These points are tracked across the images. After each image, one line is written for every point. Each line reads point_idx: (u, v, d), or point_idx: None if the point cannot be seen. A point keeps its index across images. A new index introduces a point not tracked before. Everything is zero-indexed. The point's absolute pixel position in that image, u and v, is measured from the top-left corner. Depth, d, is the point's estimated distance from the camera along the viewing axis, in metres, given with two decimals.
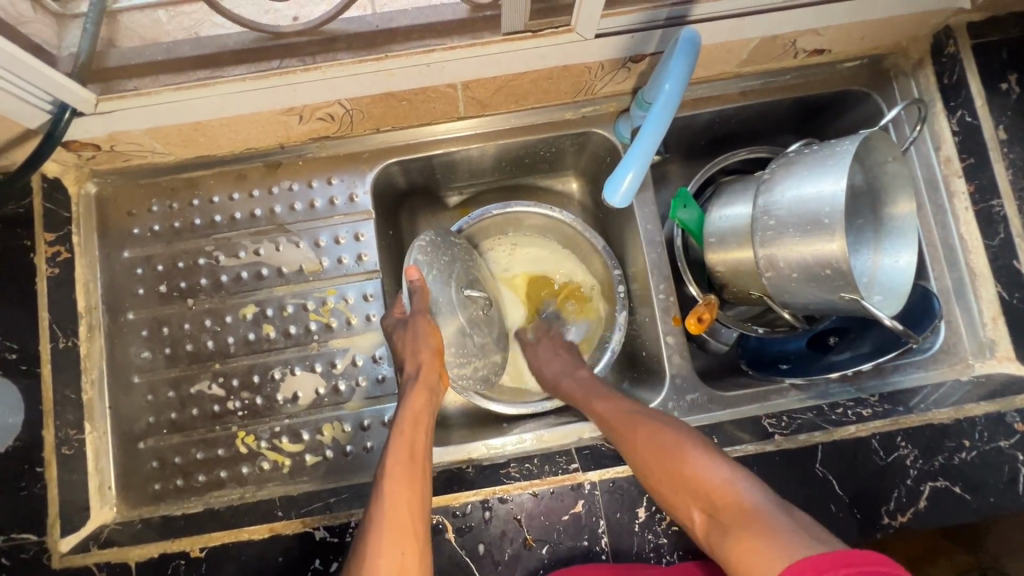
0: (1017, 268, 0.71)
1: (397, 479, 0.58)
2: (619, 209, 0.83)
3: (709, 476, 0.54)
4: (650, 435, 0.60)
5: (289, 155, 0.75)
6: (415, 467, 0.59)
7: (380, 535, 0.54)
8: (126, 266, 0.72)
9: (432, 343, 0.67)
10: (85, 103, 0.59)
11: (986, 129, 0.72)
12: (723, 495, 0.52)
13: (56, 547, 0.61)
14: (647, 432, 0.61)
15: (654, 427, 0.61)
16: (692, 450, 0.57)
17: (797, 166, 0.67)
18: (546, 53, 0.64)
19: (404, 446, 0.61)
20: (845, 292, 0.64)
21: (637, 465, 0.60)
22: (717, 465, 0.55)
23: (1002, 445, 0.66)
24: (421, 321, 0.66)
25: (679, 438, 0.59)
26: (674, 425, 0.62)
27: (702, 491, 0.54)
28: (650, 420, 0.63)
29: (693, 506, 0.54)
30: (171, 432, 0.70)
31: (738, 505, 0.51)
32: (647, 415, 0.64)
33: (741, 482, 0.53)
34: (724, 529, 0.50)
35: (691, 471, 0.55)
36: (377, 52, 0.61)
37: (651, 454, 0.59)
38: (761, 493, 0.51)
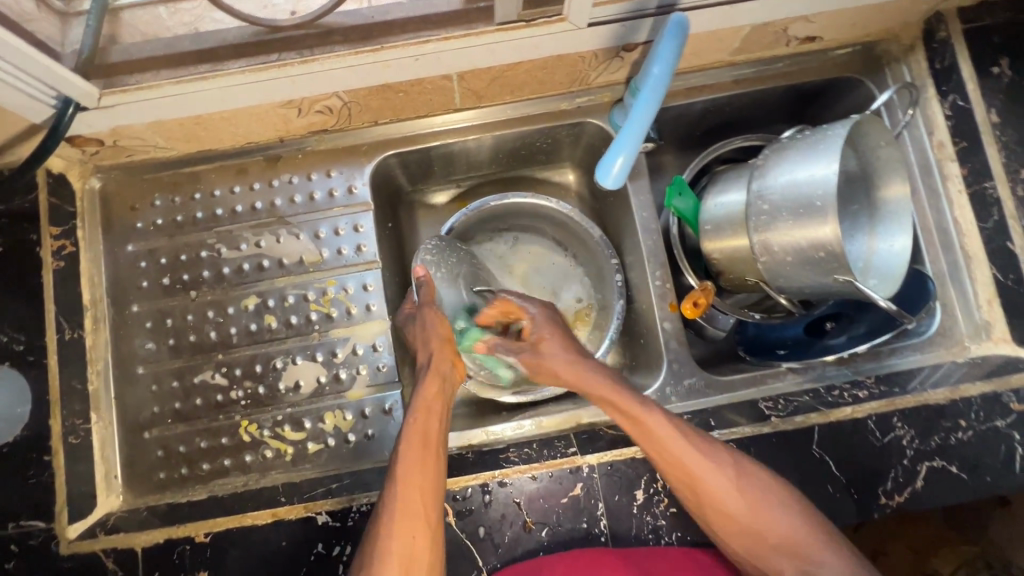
0: (1011, 250, 0.71)
1: (409, 466, 0.58)
2: (615, 198, 0.83)
3: (798, 536, 0.57)
4: (727, 482, 0.59)
5: (288, 149, 0.76)
6: (427, 456, 0.59)
7: (392, 521, 0.55)
8: (129, 260, 0.74)
9: (444, 331, 0.68)
10: (87, 96, 0.60)
11: (978, 113, 0.72)
12: (816, 559, 0.56)
13: (64, 533, 0.62)
14: (726, 481, 0.59)
15: (733, 475, 0.59)
16: (779, 504, 0.58)
17: (790, 151, 0.68)
18: (540, 43, 0.65)
19: (416, 432, 0.60)
20: (838, 275, 0.65)
21: (713, 516, 0.59)
22: (799, 517, 0.58)
23: (999, 425, 0.66)
24: (430, 311, 0.68)
25: (763, 487, 0.59)
26: (744, 462, 0.61)
27: (792, 550, 0.57)
28: (723, 461, 0.60)
29: (776, 558, 0.58)
30: (175, 421, 0.71)
31: (833, 573, 0.55)
32: (711, 448, 0.60)
33: (826, 543, 0.57)
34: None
35: (782, 531, 0.57)
36: (373, 44, 0.62)
37: (736, 509, 0.58)
38: (847, 554, 0.56)
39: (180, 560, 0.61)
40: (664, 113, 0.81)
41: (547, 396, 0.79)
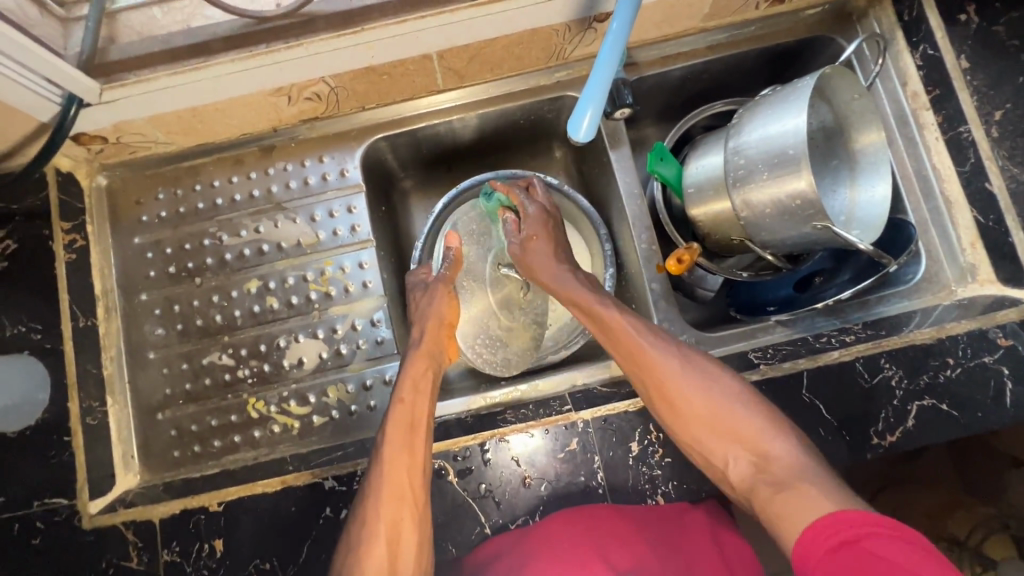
0: (988, 191, 0.71)
1: (397, 447, 0.62)
2: (601, 169, 0.85)
3: (750, 425, 0.61)
4: (679, 370, 0.64)
5: (282, 138, 0.80)
6: (415, 440, 0.63)
7: (382, 495, 0.60)
8: (137, 251, 0.77)
9: (445, 313, 0.74)
10: (90, 92, 0.64)
11: (948, 60, 0.74)
12: (766, 448, 0.60)
13: (86, 509, 0.65)
14: (680, 372, 0.64)
15: (688, 366, 0.64)
16: (731, 395, 0.63)
17: (763, 107, 0.70)
18: (513, 18, 0.68)
19: (404, 413, 0.64)
20: (816, 222, 0.66)
21: (670, 410, 0.63)
22: (751, 409, 0.62)
23: (987, 361, 0.67)
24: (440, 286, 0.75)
25: (718, 382, 0.64)
26: (701, 358, 0.66)
27: (745, 441, 0.61)
28: (677, 355, 0.65)
29: (729, 449, 0.61)
30: (186, 402, 0.74)
31: (779, 459, 0.58)
32: (666, 345, 0.66)
33: (777, 433, 0.60)
34: (765, 480, 0.58)
35: (732, 420, 0.61)
36: (353, 26, 0.65)
37: (692, 401, 0.62)
38: (797, 446, 0.59)
39: (195, 529, 0.64)
40: (642, 83, 0.84)
41: (545, 363, 0.81)
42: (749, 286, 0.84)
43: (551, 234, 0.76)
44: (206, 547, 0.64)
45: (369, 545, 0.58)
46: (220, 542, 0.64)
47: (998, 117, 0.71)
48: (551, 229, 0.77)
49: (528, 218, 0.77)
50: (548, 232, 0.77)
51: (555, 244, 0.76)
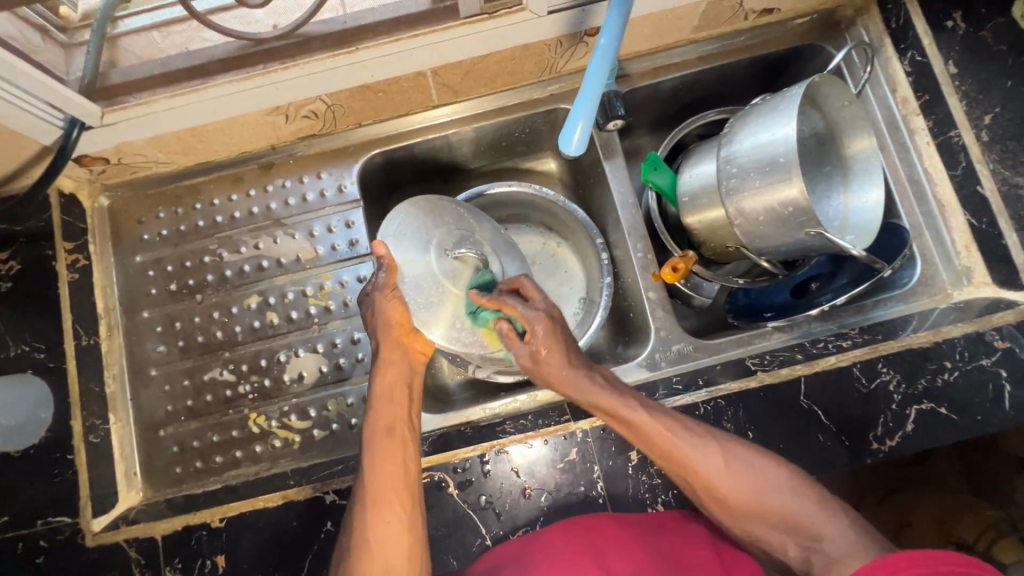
0: (981, 194, 0.72)
1: (380, 455, 0.60)
2: (595, 180, 0.86)
3: (801, 513, 0.59)
4: (720, 468, 0.60)
5: (280, 155, 0.81)
6: (399, 445, 0.61)
7: (370, 506, 0.59)
8: (138, 269, 0.78)
9: (399, 317, 0.64)
10: (91, 115, 0.65)
11: (936, 66, 0.75)
12: (819, 533, 0.58)
13: (89, 527, 0.65)
14: (720, 468, 0.60)
15: (728, 460, 0.61)
16: (778, 483, 0.60)
17: (753, 116, 0.71)
18: (505, 34, 0.69)
19: (381, 422, 0.62)
20: (809, 228, 0.67)
21: (721, 508, 0.62)
22: (802, 493, 0.60)
23: (984, 363, 0.67)
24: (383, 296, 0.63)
25: (763, 470, 0.60)
26: (743, 447, 0.62)
27: (797, 528, 0.59)
28: (719, 451, 0.61)
29: (785, 537, 0.60)
30: (188, 418, 0.75)
31: (833, 542, 0.57)
32: (703, 440, 0.62)
33: (829, 518, 0.58)
34: (819, 564, 0.57)
35: (785, 510, 0.59)
36: (349, 46, 0.66)
37: (741, 495, 0.60)
38: (850, 527, 0.58)
39: (197, 545, 0.64)
40: (634, 95, 0.85)
41: None
42: (746, 292, 0.84)
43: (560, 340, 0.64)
44: (208, 564, 0.64)
45: (360, 561, 0.57)
46: (222, 558, 0.64)
47: (988, 121, 0.72)
48: (561, 335, 0.64)
49: (534, 331, 0.63)
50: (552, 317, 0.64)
51: (570, 350, 0.65)
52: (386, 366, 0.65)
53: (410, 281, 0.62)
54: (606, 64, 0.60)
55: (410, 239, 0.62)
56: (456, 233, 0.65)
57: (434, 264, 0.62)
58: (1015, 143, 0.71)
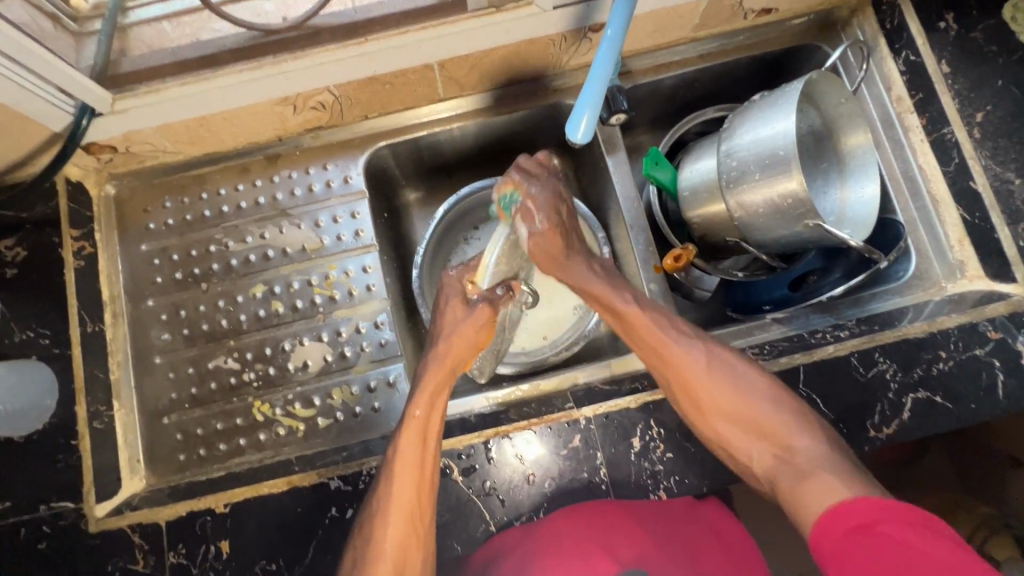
0: (974, 189, 0.74)
1: (407, 461, 0.60)
2: (598, 174, 0.87)
3: (777, 422, 0.62)
4: (704, 368, 0.66)
5: (287, 147, 0.82)
6: (424, 453, 0.61)
7: (389, 514, 0.59)
8: (144, 258, 0.79)
9: (478, 337, 0.71)
10: (102, 102, 0.66)
11: (930, 65, 0.77)
12: (790, 443, 0.61)
13: (93, 512, 0.65)
14: (704, 367, 0.66)
15: (710, 365, 0.66)
16: (759, 391, 0.64)
17: (753, 111, 0.72)
18: (511, 27, 0.70)
19: (416, 423, 0.62)
20: (808, 220, 0.69)
21: (703, 418, 0.64)
22: (781, 404, 0.63)
23: (978, 353, 0.69)
24: (484, 310, 0.71)
25: (744, 376, 0.65)
26: (725, 354, 0.67)
27: (771, 435, 0.63)
28: (703, 352, 0.66)
29: (754, 444, 0.63)
30: (192, 406, 0.75)
31: (804, 453, 0.60)
32: (690, 338, 0.68)
33: (803, 433, 0.61)
34: (787, 471, 0.60)
35: (759, 418, 0.63)
36: (358, 37, 0.67)
37: (717, 399, 0.64)
38: (822, 440, 0.60)
39: (202, 531, 0.64)
40: (636, 91, 0.86)
41: (546, 363, 0.81)
42: (745, 286, 0.86)
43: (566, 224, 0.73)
44: (212, 549, 0.64)
45: (371, 564, 0.57)
46: (227, 544, 0.64)
47: (980, 119, 0.74)
48: (564, 216, 0.72)
49: (542, 210, 0.70)
50: (561, 227, 0.72)
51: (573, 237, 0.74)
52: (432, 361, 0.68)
53: (488, 264, 0.73)
54: (610, 57, 0.62)
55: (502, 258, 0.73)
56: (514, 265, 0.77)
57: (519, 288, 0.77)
58: (1005, 140, 0.73)
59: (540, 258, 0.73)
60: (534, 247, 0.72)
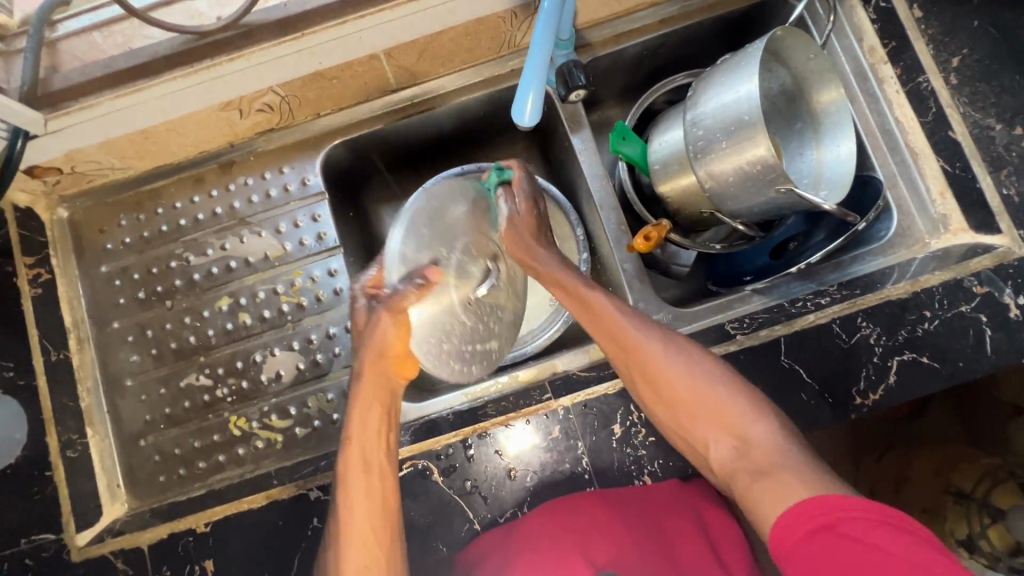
0: (953, 139, 0.71)
1: (356, 492, 0.58)
2: (565, 154, 0.84)
3: (730, 407, 0.60)
4: (663, 351, 0.63)
5: (240, 153, 0.79)
6: (371, 478, 0.59)
7: (341, 555, 0.56)
8: (105, 280, 0.77)
9: (390, 344, 0.60)
10: (34, 123, 0.63)
11: (901, 12, 0.74)
12: (746, 432, 0.59)
13: (74, 542, 0.65)
14: (661, 350, 0.63)
15: (671, 349, 0.63)
16: (713, 377, 0.61)
17: (716, 77, 0.69)
18: (455, 8, 0.67)
19: (354, 455, 0.59)
20: (779, 185, 0.66)
21: (655, 399, 0.62)
22: (740, 393, 0.61)
23: (964, 310, 0.67)
24: (386, 318, 0.59)
25: (707, 366, 0.62)
26: (685, 341, 0.64)
27: (725, 424, 0.60)
28: (661, 337, 0.64)
29: (710, 431, 0.61)
30: (168, 426, 0.73)
31: (757, 443, 0.58)
32: (651, 325, 0.65)
33: (759, 416, 0.59)
34: (744, 467, 0.57)
35: (715, 405, 0.60)
36: (293, 32, 0.64)
37: (676, 387, 0.61)
38: (777, 427, 0.59)
39: (185, 552, 0.64)
40: (598, 65, 0.83)
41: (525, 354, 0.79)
42: (727, 258, 0.83)
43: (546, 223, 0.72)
44: (196, 569, 0.63)
45: None
46: (211, 563, 0.63)
47: (956, 65, 0.71)
48: (541, 211, 0.71)
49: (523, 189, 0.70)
50: (538, 213, 0.70)
51: (541, 232, 0.69)
52: (364, 390, 0.62)
53: (393, 254, 0.59)
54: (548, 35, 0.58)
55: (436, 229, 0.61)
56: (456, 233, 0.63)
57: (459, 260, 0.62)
58: (984, 85, 0.70)
59: (510, 248, 0.67)
60: (507, 242, 0.67)
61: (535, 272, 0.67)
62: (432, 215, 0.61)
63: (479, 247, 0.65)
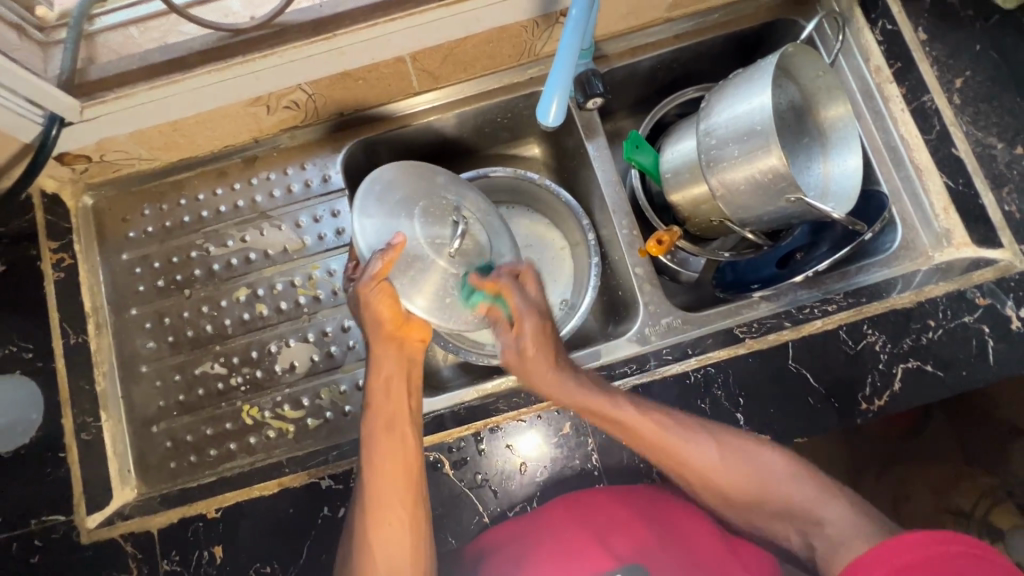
0: (956, 156, 0.74)
1: (388, 457, 0.60)
2: (580, 161, 0.87)
3: (798, 498, 0.62)
4: (719, 463, 0.63)
5: (264, 148, 0.81)
6: (402, 446, 0.60)
7: (370, 511, 0.59)
8: (125, 267, 0.78)
9: (387, 310, 0.59)
10: (71, 110, 0.65)
11: (907, 33, 0.77)
12: (819, 516, 0.61)
13: (84, 524, 0.65)
14: (716, 458, 0.63)
15: (722, 453, 0.63)
16: (774, 469, 0.63)
17: (730, 88, 0.71)
18: (481, 16, 0.70)
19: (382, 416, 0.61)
20: (789, 194, 0.68)
21: (723, 501, 0.66)
22: (802, 481, 0.63)
23: (967, 321, 0.69)
24: (370, 285, 0.56)
25: (765, 461, 0.63)
26: (736, 436, 0.64)
27: (797, 514, 0.62)
28: (711, 441, 0.63)
29: (787, 527, 0.63)
30: (181, 413, 0.74)
31: (833, 526, 0.60)
32: (696, 432, 0.64)
33: (828, 498, 0.62)
34: (821, 549, 0.59)
35: (782, 494, 0.63)
36: (326, 33, 0.66)
37: (739, 485, 0.63)
38: (850, 511, 0.60)
39: (195, 537, 0.64)
40: (613, 76, 0.86)
41: None
42: (733, 266, 0.85)
43: (550, 343, 0.64)
44: (205, 554, 0.64)
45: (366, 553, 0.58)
46: (220, 549, 0.64)
47: (959, 85, 0.74)
48: (547, 334, 0.64)
49: (523, 321, 0.62)
50: (545, 336, 0.64)
51: (556, 352, 0.65)
52: (379, 366, 0.62)
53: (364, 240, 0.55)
54: (574, 49, 0.60)
55: (397, 198, 0.57)
56: (428, 194, 0.58)
57: (429, 219, 0.56)
58: (986, 105, 0.73)
59: (515, 364, 0.65)
60: (514, 362, 0.64)
61: (555, 395, 0.64)
62: (389, 188, 0.57)
63: (441, 205, 0.57)
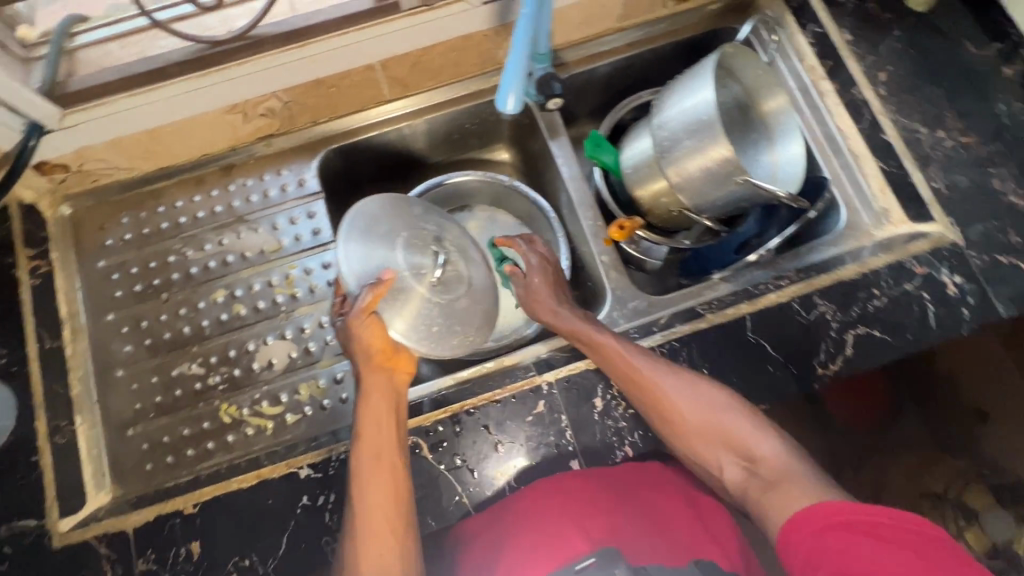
0: (887, 141, 0.80)
1: (375, 481, 0.60)
2: (546, 161, 0.91)
3: (740, 431, 0.64)
4: (674, 384, 0.66)
5: (241, 156, 0.84)
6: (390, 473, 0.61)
7: (360, 536, 0.58)
8: (102, 274, 0.79)
9: (375, 337, 0.62)
10: (51, 118, 0.68)
11: (833, 36, 0.85)
12: (756, 451, 0.63)
13: (56, 527, 0.65)
14: (673, 381, 0.66)
15: (680, 377, 0.67)
16: (719, 405, 0.65)
17: (677, 85, 0.78)
18: (446, 24, 0.75)
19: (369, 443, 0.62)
20: (737, 177, 0.74)
21: (672, 428, 0.66)
22: (746, 417, 0.65)
23: (908, 288, 0.74)
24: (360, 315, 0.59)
25: (712, 394, 0.66)
26: (688, 373, 0.68)
27: (737, 448, 0.64)
28: (668, 369, 0.67)
29: (723, 456, 0.65)
30: (157, 415, 0.74)
31: (766, 460, 0.62)
32: (659, 361, 0.68)
33: (765, 434, 0.64)
34: (757, 484, 0.62)
35: (727, 429, 0.65)
36: (300, 40, 0.71)
37: (690, 417, 0.65)
38: (785, 448, 0.63)
39: (171, 534, 0.65)
40: (573, 82, 0.92)
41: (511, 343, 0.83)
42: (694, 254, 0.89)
43: (554, 284, 0.77)
44: (183, 550, 0.64)
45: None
46: (198, 544, 0.64)
47: (884, 78, 0.83)
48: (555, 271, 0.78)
49: (530, 266, 0.78)
50: (551, 279, 0.78)
51: (555, 288, 0.76)
52: (368, 391, 0.64)
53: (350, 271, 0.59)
54: (522, 58, 0.68)
55: (381, 231, 0.60)
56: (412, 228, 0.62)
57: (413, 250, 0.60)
58: (907, 95, 0.82)
59: (527, 300, 0.77)
60: (530, 302, 0.77)
61: (552, 327, 0.73)
62: (374, 220, 0.61)
63: (422, 235, 0.62)
